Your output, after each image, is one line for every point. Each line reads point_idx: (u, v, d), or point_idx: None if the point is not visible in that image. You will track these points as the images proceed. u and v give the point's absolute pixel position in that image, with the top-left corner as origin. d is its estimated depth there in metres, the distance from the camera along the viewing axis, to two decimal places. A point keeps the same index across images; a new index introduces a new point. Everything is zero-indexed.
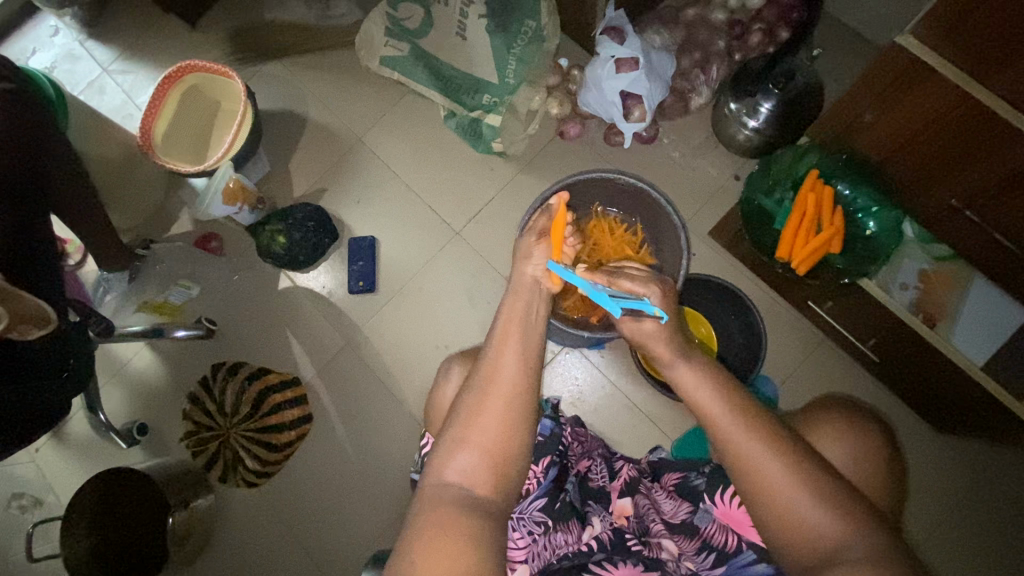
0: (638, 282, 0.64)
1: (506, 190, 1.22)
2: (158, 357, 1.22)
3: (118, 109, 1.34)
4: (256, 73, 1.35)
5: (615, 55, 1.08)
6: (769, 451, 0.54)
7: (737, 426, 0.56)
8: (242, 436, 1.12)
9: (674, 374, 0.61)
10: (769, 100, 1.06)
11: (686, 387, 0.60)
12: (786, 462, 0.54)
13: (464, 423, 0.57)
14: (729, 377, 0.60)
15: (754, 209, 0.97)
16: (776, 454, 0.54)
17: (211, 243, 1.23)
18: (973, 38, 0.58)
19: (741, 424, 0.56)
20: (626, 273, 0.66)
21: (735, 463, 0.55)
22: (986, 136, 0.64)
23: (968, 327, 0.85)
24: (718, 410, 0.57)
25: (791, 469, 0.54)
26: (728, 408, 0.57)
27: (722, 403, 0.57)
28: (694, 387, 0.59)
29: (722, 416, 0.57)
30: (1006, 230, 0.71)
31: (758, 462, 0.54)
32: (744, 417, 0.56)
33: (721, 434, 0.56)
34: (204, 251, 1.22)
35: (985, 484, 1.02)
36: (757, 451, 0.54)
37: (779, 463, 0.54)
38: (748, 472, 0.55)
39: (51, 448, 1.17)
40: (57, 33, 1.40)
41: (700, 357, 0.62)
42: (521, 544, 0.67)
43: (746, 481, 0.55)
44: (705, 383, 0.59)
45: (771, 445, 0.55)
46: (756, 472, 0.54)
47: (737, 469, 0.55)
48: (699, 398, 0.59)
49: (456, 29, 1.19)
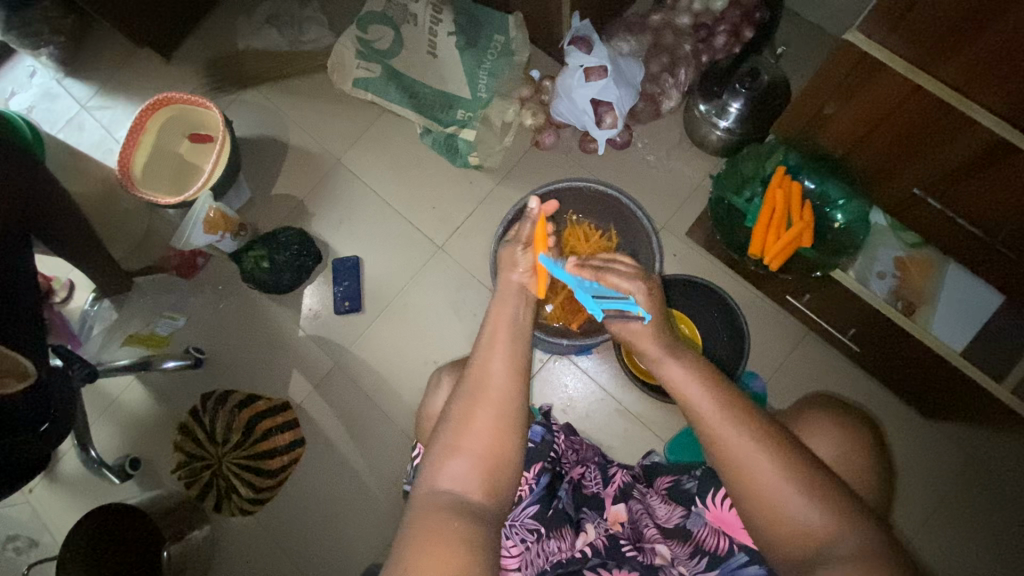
0: (625, 278, 0.65)
1: (487, 202, 1.23)
2: (145, 390, 1.22)
3: (98, 144, 1.35)
4: (232, 101, 1.36)
5: (584, 64, 1.09)
6: (761, 450, 0.53)
7: (726, 428, 0.55)
8: (232, 464, 1.14)
9: (661, 369, 0.61)
10: (737, 99, 1.07)
11: (674, 384, 0.59)
12: (778, 459, 0.53)
13: (454, 431, 0.58)
14: (724, 380, 0.59)
15: (724, 208, 0.98)
16: (772, 454, 0.53)
17: (198, 261, 1.24)
18: (918, 31, 0.59)
19: (735, 422, 0.55)
20: (615, 266, 0.67)
21: (726, 464, 0.55)
22: (940, 123, 0.65)
23: (948, 313, 0.86)
24: (713, 416, 0.56)
25: (784, 468, 0.53)
26: (717, 409, 0.56)
27: (714, 404, 0.56)
28: (682, 383, 0.59)
29: (711, 416, 0.56)
30: (970, 215, 0.73)
31: (750, 464, 0.53)
32: (735, 413, 0.56)
33: (714, 438, 0.55)
34: (190, 268, 1.23)
35: (977, 467, 1.02)
36: (746, 451, 0.54)
37: (775, 464, 0.53)
38: (739, 474, 0.54)
39: (45, 489, 1.18)
40: (34, 73, 1.41)
41: (682, 352, 0.62)
42: (515, 552, 0.67)
43: (745, 490, 0.54)
44: (695, 382, 0.58)
45: (767, 446, 0.54)
46: (749, 472, 0.53)
47: (728, 471, 0.55)
48: (691, 395, 0.58)
49: (427, 47, 1.25)
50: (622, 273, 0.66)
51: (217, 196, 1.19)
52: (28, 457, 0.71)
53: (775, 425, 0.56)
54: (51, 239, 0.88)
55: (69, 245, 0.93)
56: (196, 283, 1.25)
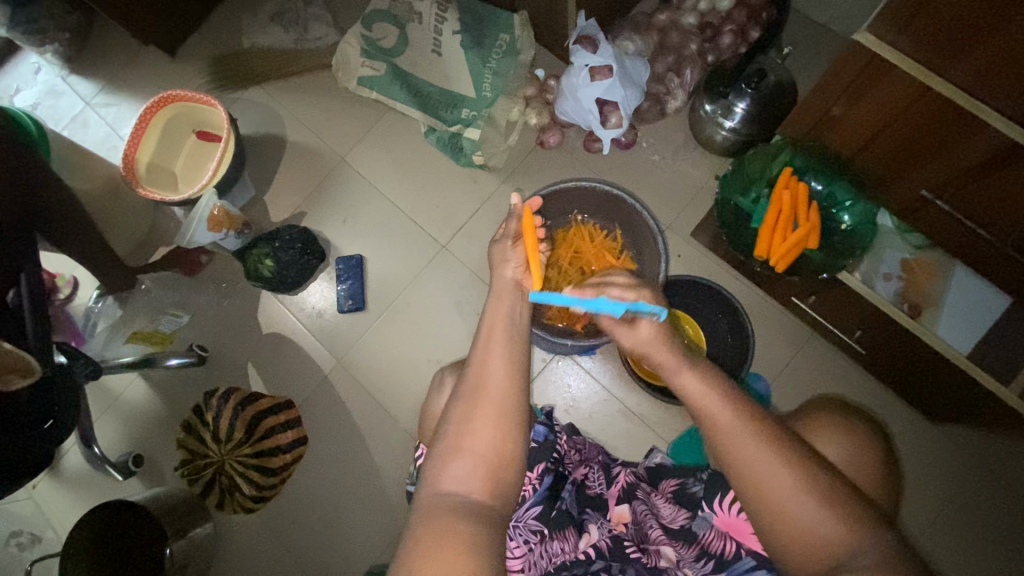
0: (627, 288, 0.63)
1: (491, 201, 1.23)
2: (148, 386, 1.22)
3: (103, 141, 1.35)
4: (237, 99, 1.36)
5: (589, 63, 1.09)
6: (770, 452, 0.54)
7: (748, 445, 0.54)
8: (238, 462, 1.09)
9: (677, 381, 0.60)
10: (744, 99, 1.06)
11: (692, 397, 0.58)
12: (796, 472, 0.53)
13: (458, 432, 0.57)
14: (734, 386, 0.59)
15: (730, 211, 0.99)
16: (793, 465, 0.53)
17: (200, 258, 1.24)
18: (927, 32, 0.58)
19: (747, 426, 0.55)
20: (613, 280, 0.65)
21: (745, 481, 0.54)
22: (948, 125, 0.65)
23: (954, 316, 0.85)
24: (733, 430, 0.55)
25: (801, 479, 0.53)
26: (739, 424, 0.55)
27: (734, 419, 0.56)
28: (701, 396, 0.58)
29: (733, 429, 0.55)
30: (979, 218, 0.72)
31: (772, 481, 0.53)
32: (745, 416, 0.56)
33: (735, 456, 0.55)
34: (191, 263, 1.21)
35: (981, 470, 1.02)
36: (756, 453, 0.54)
37: (795, 476, 0.53)
38: (758, 489, 0.54)
39: (48, 484, 1.18)
40: (39, 70, 1.41)
41: (696, 361, 0.61)
42: (519, 553, 0.65)
43: (755, 501, 0.54)
44: (714, 394, 0.57)
45: (789, 458, 0.54)
46: (768, 488, 0.53)
47: (746, 488, 0.54)
48: (709, 408, 0.57)
49: (432, 46, 1.24)
50: (623, 286, 0.64)
51: (222, 194, 1.19)
52: (30, 455, 0.70)
53: (789, 436, 0.56)
54: (55, 236, 0.88)
55: (73, 241, 0.93)
56: (200, 281, 1.25)
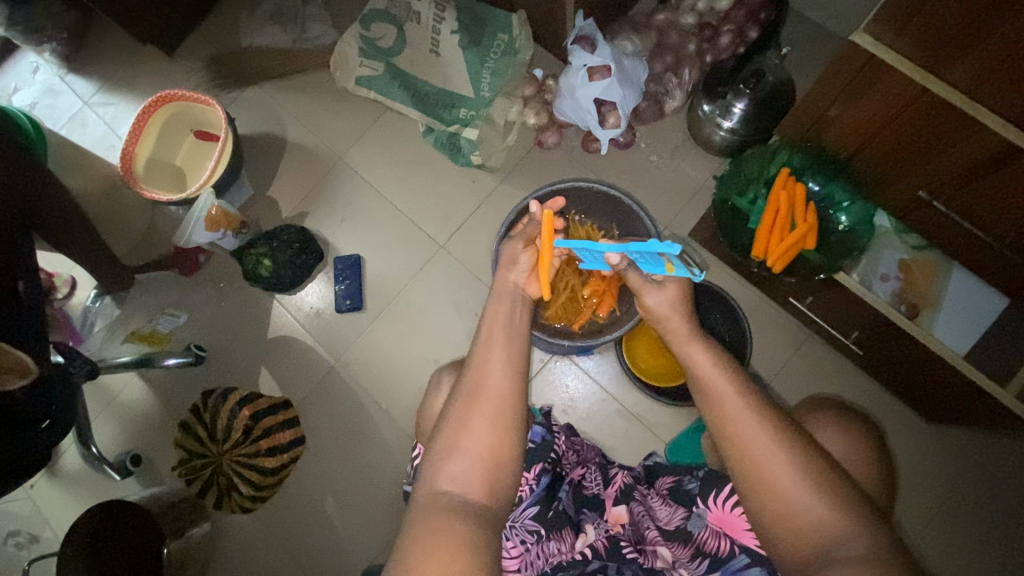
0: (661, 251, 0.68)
1: (489, 200, 1.23)
2: (145, 386, 1.22)
3: (101, 140, 1.34)
4: (235, 98, 1.35)
5: (588, 63, 1.09)
6: (772, 441, 0.54)
7: (748, 415, 0.55)
8: (235, 461, 1.09)
9: (686, 353, 0.62)
10: (741, 100, 1.06)
11: (698, 370, 0.60)
12: (792, 454, 0.53)
13: (454, 431, 0.57)
14: (738, 365, 0.60)
15: (727, 210, 0.98)
16: (789, 448, 0.54)
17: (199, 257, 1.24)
18: (926, 33, 0.58)
19: (750, 412, 0.56)
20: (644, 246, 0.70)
21: (740, 451, 0.55)
22: (947, 126, 0.65)
23: (951, 316, 0.85)
24: (734, 401, 0.56)
25: (797, 463, 0.53)
26: (740, 395, 0.57)
27: (737, 391, 0.57)
28: (706, 370, 0.59)
29: (733, 400, 0.57)
30: (976, 219, 0.72)
31: (767, 454, 0.53)
32: (747, 391, 0.57)
33: (732, 426, 0.56)
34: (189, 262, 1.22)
35: (978, 470, 1.02)
36: (754, 425, 0.55)
37: (791, 459, 0.53)
38: (752, 465, 0.54)
39: (46, 483, 1.17)
40: (37, 70, 1.41)
41: (706, 339, 0.63)
42: (515, 553, 0.66)
43: (750, 483, 0.54)
44: (720, 368, 0.59)
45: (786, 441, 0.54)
46: (762, 466, 0.53)
47: (740, 461, 0.55)
48: (713, 381, 0.58)
49: (431, 46, 1.24)
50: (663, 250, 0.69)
51: (219, 193, 1.19)
52: (27, 455, 0.70)
53: (789, 419, 0.56)
54: (53, 236, 0.88)
55: (70, 241, 0.93)
56: (197, 280, 1.25)
